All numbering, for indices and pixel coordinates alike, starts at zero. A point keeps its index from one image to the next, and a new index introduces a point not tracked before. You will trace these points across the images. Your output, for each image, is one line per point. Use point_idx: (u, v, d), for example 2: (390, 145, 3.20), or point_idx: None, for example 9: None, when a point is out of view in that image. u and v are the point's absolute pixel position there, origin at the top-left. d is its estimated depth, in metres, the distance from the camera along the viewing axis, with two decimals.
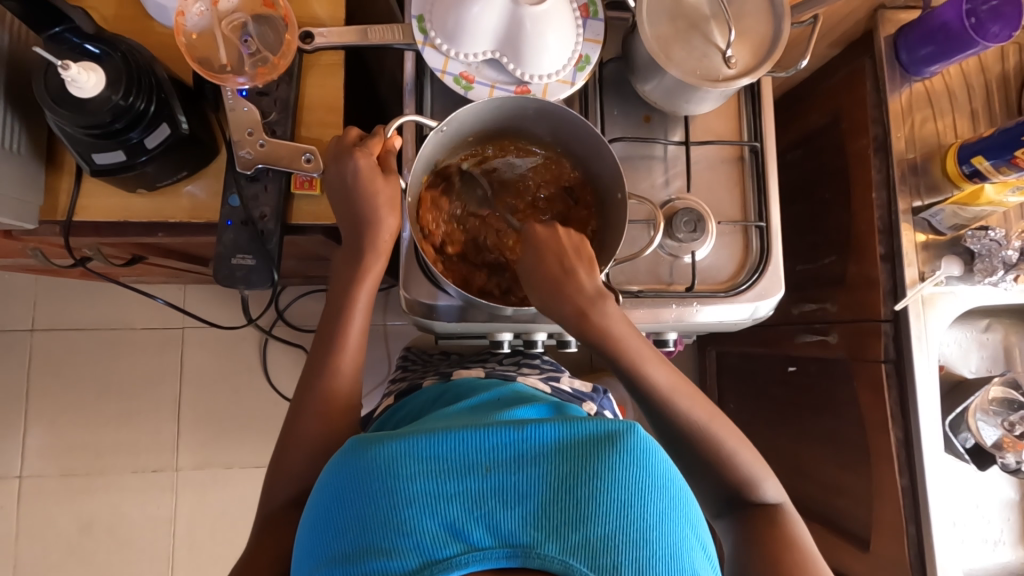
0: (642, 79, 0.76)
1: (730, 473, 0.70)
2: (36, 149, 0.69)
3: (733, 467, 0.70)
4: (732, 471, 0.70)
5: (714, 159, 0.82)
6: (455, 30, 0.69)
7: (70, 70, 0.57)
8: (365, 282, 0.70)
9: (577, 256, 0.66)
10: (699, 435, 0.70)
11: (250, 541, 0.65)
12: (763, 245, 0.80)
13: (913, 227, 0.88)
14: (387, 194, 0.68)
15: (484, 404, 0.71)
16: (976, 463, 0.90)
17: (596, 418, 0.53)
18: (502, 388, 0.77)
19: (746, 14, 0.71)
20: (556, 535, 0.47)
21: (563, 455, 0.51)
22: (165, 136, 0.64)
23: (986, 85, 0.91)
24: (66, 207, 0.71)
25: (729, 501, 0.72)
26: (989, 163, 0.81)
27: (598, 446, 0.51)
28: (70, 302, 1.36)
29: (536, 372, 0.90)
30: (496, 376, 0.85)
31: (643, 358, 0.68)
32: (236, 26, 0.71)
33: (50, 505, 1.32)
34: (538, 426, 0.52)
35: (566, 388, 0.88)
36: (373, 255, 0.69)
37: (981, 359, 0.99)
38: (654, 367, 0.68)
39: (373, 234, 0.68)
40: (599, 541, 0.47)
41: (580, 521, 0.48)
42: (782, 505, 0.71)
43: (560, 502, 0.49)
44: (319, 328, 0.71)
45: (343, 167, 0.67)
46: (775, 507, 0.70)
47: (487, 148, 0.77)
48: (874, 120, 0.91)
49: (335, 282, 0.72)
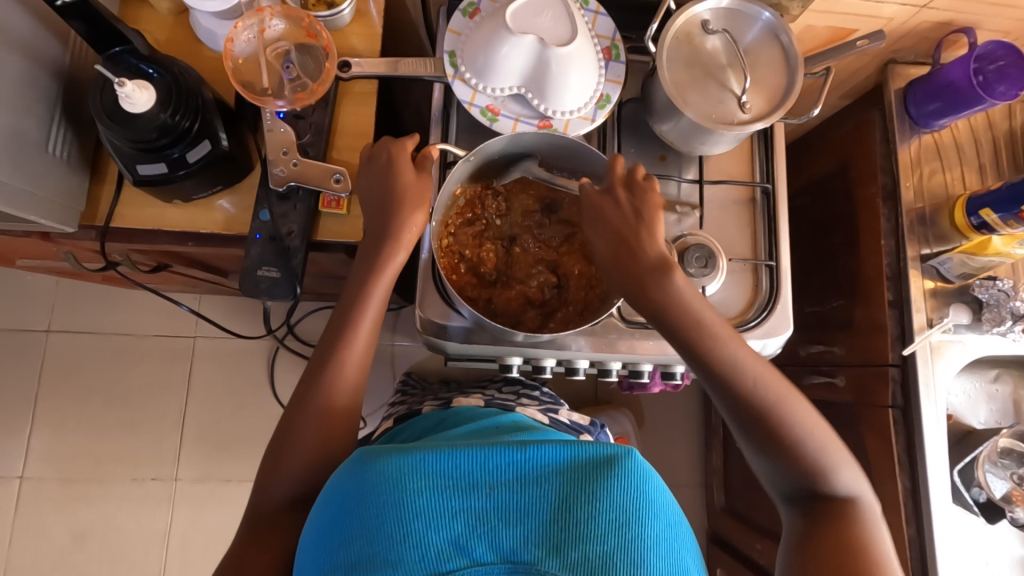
0: (658, 119, 0.79)
1: (801, 458, 0.64)
2: (82, 159, 0.73)
3: (804, 450, 0.64)
4: (802, 454, 0.64)
5: (727, 199, 0.85)
6: (484, 67, 0.73)
7: (125, 87, 0.61)
8: (383, 275, 0.70)
9: (637, 219, 0.68)
10: (768, 405, 0.65)
11: (241, 542, 0.63)
12: (772, 284, 0.82)
13: (921, 275, 0.90)
14: (415, 184, 0.71)
15: (485, 429, 0.72)
16: (987, 516, 0.89)
17: (596, 441, 0.54)
18: (501, 417, 0.77)
19: (761, 64, 0.75)
20: (556, 553, 0.48)
21: (563, 477, 0.51)
22: (206, 152, 0.68)
23: (993, 140, 0.94)
24: (105, 215, 0.74)
25: (796, 488, 0.65)
26: (996, 215, 0.83)
27: (597, 469, 0.51)
28: (89, 307, 1.40)
29: (535, 404, 0.91)
30: (495, 407, 0.86)
31: (717, 334, 0.66)
32: (279, 53, 0.75)
33: (48, 508, 1.32)
34: (541, 447, 0.52)
35: (563, 420, 0.90)
36: (394, 247, 0.70)
37: (990, 411, 0.99)
38: (726, 342, 0.66)
39: (397, 226, 0.70)
40: (598, 560, 0.48)
41: (581, 539, 0.49)
42: (858, 498, 0.64)
43: (561, 520, 0.50)
44: (325, 333, 0.72)
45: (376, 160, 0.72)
46: (850, 499, 0.63)
47: (524, 187, 0.80)
48: (884, 169, 0.94)
49: (349, 283, 0.72)
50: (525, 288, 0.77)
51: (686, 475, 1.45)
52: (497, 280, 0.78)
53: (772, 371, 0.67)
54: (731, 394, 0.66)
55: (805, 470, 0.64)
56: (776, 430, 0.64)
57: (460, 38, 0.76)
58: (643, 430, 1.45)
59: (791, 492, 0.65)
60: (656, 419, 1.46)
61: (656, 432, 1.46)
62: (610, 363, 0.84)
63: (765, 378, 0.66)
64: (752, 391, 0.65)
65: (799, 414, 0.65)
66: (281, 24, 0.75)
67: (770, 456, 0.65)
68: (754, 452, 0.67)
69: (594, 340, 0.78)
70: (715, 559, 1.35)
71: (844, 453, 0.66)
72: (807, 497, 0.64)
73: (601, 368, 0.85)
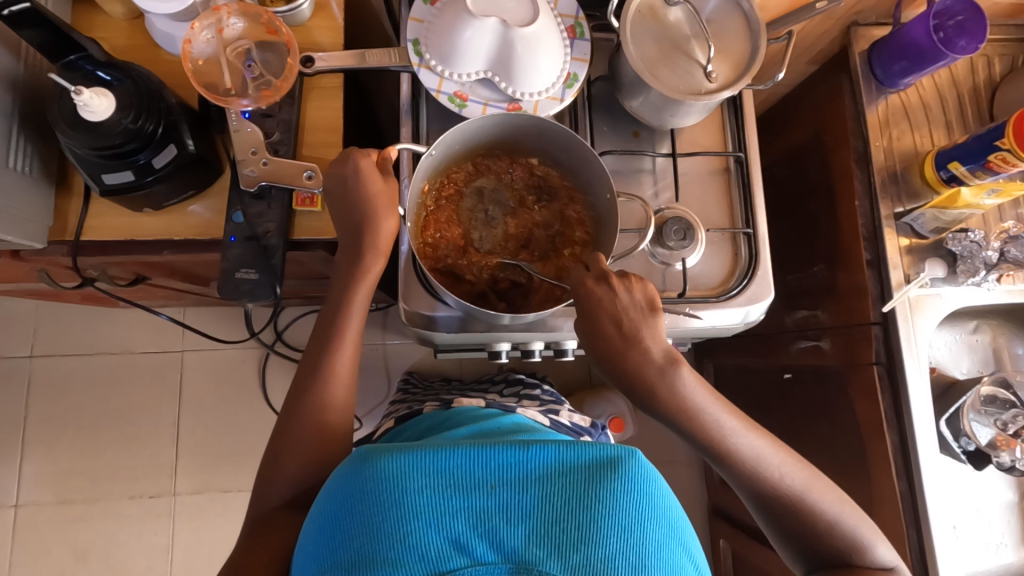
0: (628, 96, 0.79)
1: (829, 533, 0.68)
2: (47, 171, 0.71)
3: (832, 527, 0.68)
4: (829, 530, 0.68)
5: (701, 171, 0.86)
6: (449, 52, 0.72)
7: (83, 95, 0.60)
8: (366, 279, 0.72)
9: (639, 312, 0.64)
10: (794, 491, 0.68)
11: (248, 538, 0.63)
12: (751, 252, 0.83)
13: (896, 233, 0.91)
14: (385, 193, 0.70)
15: (489, 430, 0.73)
16: (974, 463, 0.90)
17: (598, 443, 0.54)
18: (504, 419, 0.78)
19: (724, 33, 0.76)
20: (557, 553, 0.49)
21: (564, 479, 0.51)
22: (173, 156, 0.67)
23: (959, 97, 0.96)
24: (76, 228, 0.73)
25: (821, 561, 0.69)
26: (965, 168, 0.84)
27: (597, 471, 0.51)
28: (71, 327, 1.38)
29: (536, 406, 0.93)
30: (496, 407, 0.86)
31: (732, 429, 0.66)
32: (240, 52, 0.74)
33: (47, 534, 1.30)
34: (542, 447, 0.52)
35: (565, 422, 0.91)
36: (373, 254, 0.71)
37: (972, 361, 1.01)
38: (740, 434, 0.67)
39: (373, 232, 0.70)
40: (598, 562, 0.48)
41: (581, 540, 0.49)
42: (897, 569, 0.68)
43: (561, 522, 0.50)
44: (318, 331, 0.72)
45: (341, 171, 0.68)
46: (889, 572, 0.67)
47: (490, 177, 0.79)
48: (854, 132, 0.95)
49: (334, 282, 0.73)
50: (512, 272, 0.76)
51: (684, 450, 1.47)
52: (482, 273, 0.76)
53: (790, 457, 0.69)
54: (756, 489, 0.68)
55: (836, 545, 0.68)
56: (802, 516, 0.68)
57: (423, 25, 0.75)
58: (639, 409, 1.47)
59: (823, 568, 0.69)
60: None
61: None
62: None
63: (785, 475, 0.67)
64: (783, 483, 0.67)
65: (824, 495, 0.68)
66: (240, 23, 0.74)
67: (789, 529, 0.69)
68: (781, 538, 0.71)
69: None
70: (717, 530, 1.38)
71: (874, 526, 0.70)
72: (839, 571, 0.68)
73: None
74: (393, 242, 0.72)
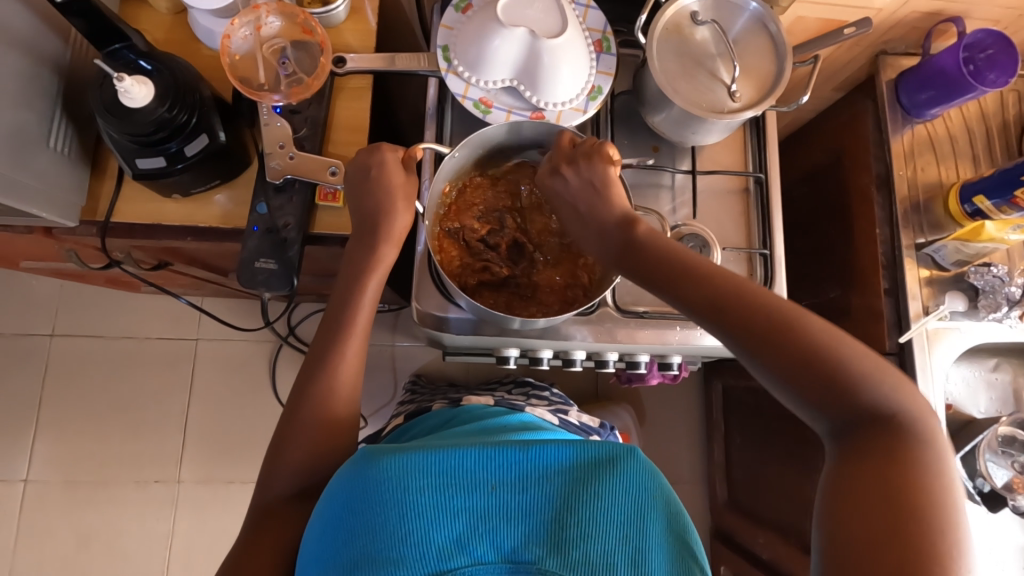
0: (651, 111, 0.80)
1: (830, 374, 0.53)
2: (83, 154, 0.74)
3: (830, 364, 0.53)
4: (827, 369, 0.52)
5: (720, 189, 0.86)
6: (477, 59, 0.74)
7: (124, 82, 0.62)
8: (377, 270, 0.72)
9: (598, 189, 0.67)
10: (778, 321, 0.54)
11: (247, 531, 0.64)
12: (767, 273, 0.82)
13: (916, 263, 0.90)
14: (404, 186, 0.72)
15: (492, 427, 0.73)
16: (988, 505, 0.88)
17: (596, 441, 0.55)
18: (509, 417, 0.77)
19: (749, 53, 0.76)
20: (557, 551, 0.49)
21: (564, 477, 0.52)
22: (204, 146, 0.69)
23: (987, 131, 0.95)
24: (105, 211, 0.75)
25: (830, 417, 0.53)
26: (990, 202, 0.83)
27: (596, 469, 0.52)
28: (92, 310, 1.41)
29: (544, 405, 0.93)
30: (503, 406, 0.87)
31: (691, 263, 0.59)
32: (275, 50, 0.77)
33: (52, 511, 1.33)
34: (543, 446, 0.53)
35: (573, 421, 0.91)
36: (388, 245, 0.71)
37: (990, 400, 0.99)
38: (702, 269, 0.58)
39: (388, 224, 0.71)
40: (598, 560, 0.48)
41: (582, 536, 0.49)
42: (905, 417, 0.52)
43: (561, 521, 0.50)
44: (327, 318, 0.72)
45: (364, 161, 0.71)
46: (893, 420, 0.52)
47: (506, 190, 0.80)
48: (877, 159, 0.94)
49: (342, 276, 0.73)
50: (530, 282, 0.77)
51: (689, 472, 1.45)
52: (498, 282, 0.77)
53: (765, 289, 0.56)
54: (732, 325, 0.56)
55: (838, 394, 0.53)
56: (786, 350, 0.53)
57: (452, 33, 0.77)
58: (645, 427, 1.45)
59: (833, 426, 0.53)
60: (658, 416, 1.46)
61: (657, 428, 1.46)
62: (606, 355, 0.84)
63: (767, 302, 0.55)
64: (760, 315, 0.55)
65: (816, 325, 0.54)
66: (277, 21, 0.77)
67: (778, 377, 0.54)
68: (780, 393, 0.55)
69: (596, 330, 0.78)
70: (718, 557, 1.35)
71: (888, 367, 0.54)
72: (850, 426, 0.53)
73: (598, 360, 0.86)
74: (405, 235, 0.73)
